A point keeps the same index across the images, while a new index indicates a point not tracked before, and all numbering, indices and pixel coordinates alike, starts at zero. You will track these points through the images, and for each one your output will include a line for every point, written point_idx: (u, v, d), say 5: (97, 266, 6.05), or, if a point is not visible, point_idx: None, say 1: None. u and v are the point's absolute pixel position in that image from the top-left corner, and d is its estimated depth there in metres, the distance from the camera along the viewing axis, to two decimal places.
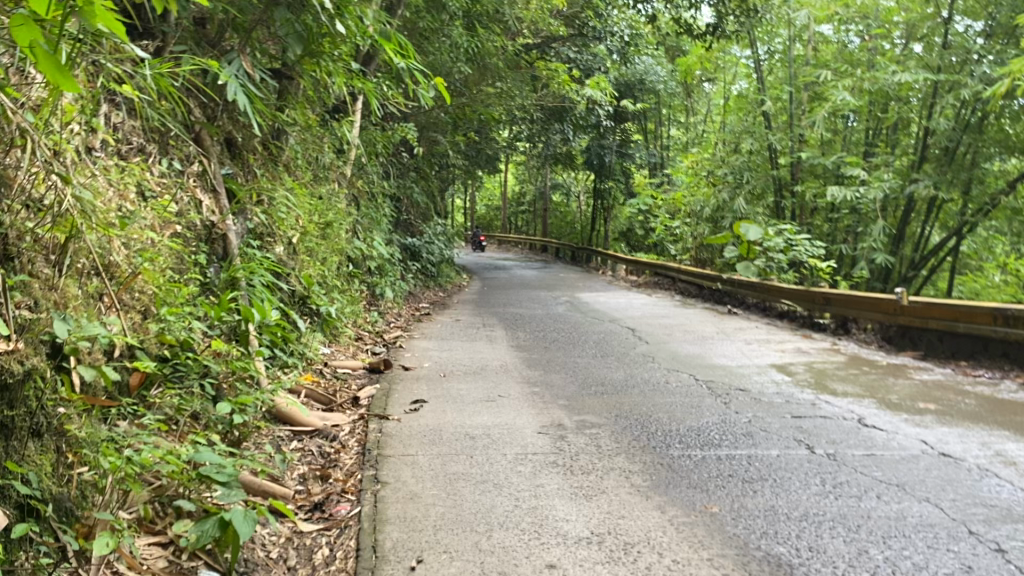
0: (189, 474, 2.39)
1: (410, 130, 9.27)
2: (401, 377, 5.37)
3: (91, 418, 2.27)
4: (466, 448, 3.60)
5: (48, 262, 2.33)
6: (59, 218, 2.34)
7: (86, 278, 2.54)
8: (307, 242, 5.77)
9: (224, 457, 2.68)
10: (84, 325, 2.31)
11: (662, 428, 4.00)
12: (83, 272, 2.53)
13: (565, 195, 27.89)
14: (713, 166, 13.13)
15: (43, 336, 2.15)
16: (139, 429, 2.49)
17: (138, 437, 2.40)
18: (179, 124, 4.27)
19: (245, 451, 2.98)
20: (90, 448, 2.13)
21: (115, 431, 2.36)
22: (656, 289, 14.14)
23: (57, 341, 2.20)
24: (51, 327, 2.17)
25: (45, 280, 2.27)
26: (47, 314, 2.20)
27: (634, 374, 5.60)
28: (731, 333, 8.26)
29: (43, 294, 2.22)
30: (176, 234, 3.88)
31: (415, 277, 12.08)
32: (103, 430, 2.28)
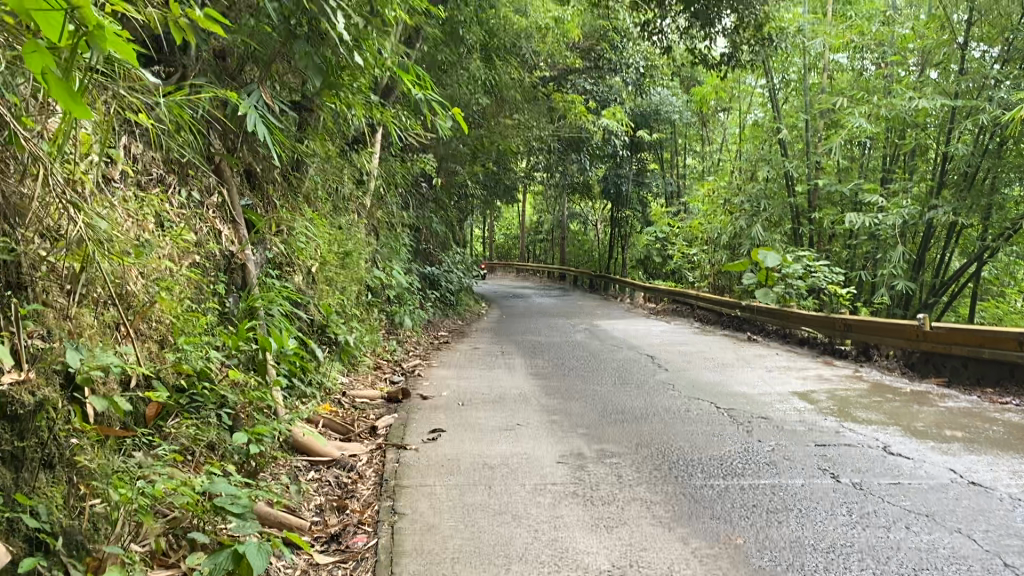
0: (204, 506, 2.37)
1: (429, 160, 9.33)
2: (419, 406, 5.33)
3: (104, 449, 2.25)
4: (484, 478, 3.55)
5: (63, 292, 2.32)
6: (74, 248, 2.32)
7: (103, 307, 2.55)
8: (327, 272, 5.78)
9: (241, 489, 2.65)
10: (96, 354, 2.30)
11: (683, 457, 3.93)
12: (99, 302, 2.53)
13: (582, 224, 27.93)
14: (729, 194, 13.24)
15: (55, 366, 2.14)
16: (154, 460, 2.47)
17: (152, 468, 2.38)
18: (200, 155, 4.30)
19: (260, 480, 3.00)
20: (103, 479, 2.11)
21: (129, 461, 2.35)
22: (675, 317, 14.07)
23: (69, 370, 2.19)
24: (63, 356, 2.15)
25: (59, 309, 2.27)
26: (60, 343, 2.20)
27: (655, 403, 5.53)
28: (752, 361, 8.17)
29: (55, 322, 2.22)
30: (194, 263, 3.89)
31: (434, 306, 12.09)
32: (117, 461, 2.26)
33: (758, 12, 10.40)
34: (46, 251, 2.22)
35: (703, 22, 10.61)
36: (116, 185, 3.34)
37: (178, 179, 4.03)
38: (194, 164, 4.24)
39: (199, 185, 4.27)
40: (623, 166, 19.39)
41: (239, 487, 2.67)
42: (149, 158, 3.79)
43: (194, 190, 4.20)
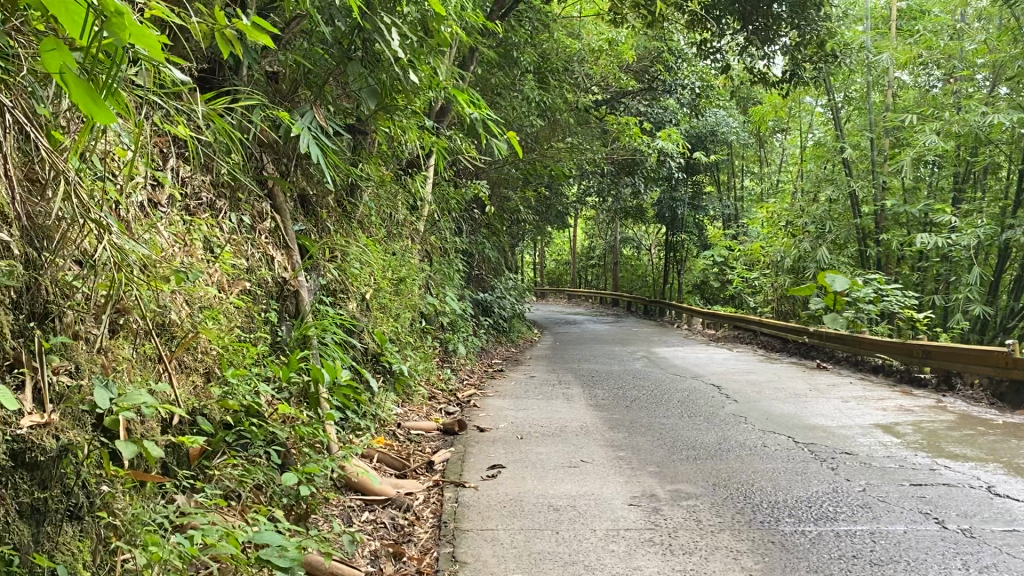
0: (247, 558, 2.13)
1: (483, 185, 9.14)
2: (476, 439, 5.07)
3: (139, 497, 2.04)
4: (551, 522, 3.27)
5: (96, 322, 2.13)
6: (108, 276, 2.13)
7: (142, 339, 2.37)
8: (381, 298, 5.57)
9: (292, 539, 2.42)
10: (128, 391, 2.09)
11: (767, 499, 3.60)
12: (138, 333, 2.36)
13: (636, 249, 27.54)
14: (792, 216, 12.80)
15: (84, 405, 1.94)
16: (194, 508, 2.26)
17: (191, 517, 2.16)
18: (251, 179, 4.15)
19: (311, 528, 2.73)
20: (136, 533, 1.90)
21: (167, 509, 2.14)
22: (736, 343, 13.59)
23: (99, 412, 1.98)
24: (90, 395, 1.96)
25: (92, 341, 2.09)
26: (89, 380, 2.00)
27: (728, 437, 5.18)
28: (824, 390, 7.72)
29: (87, 358, 2.03)
30: (246, 291, 3.72)
31: (487, 333, 11.86)
32: (153, 511, 2.05)
33: (820, 28, 10.07)
34: (79, 278, 2.05)
35: (762, 40, 10.31)
36: (162, 210, 3.20)
37: (229, 204, 3.88)
38: (246, 189, 4.09)
39: (251, 210, 4.12)
40: (677, 189, 18.99)
41: (290, 538, 2.44)
42: (197, 181, 3.65)
43: (245, 214, 4.04)
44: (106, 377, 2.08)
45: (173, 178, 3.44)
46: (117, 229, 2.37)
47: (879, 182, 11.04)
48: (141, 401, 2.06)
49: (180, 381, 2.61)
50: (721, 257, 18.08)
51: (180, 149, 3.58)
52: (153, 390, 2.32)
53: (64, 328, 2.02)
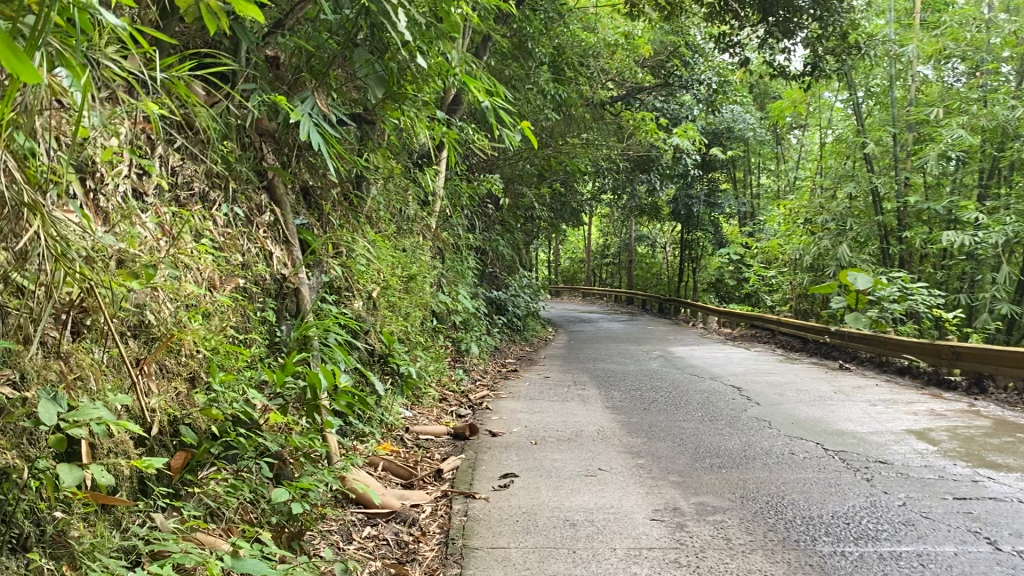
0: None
1: (496, 181, 8.86)
2: (487, 445, 4.82)
3: (101, 524, 1.81)
4: (567, 539, 3.02)
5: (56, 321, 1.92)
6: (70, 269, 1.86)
7: (113, 341, 2.12)
8: (390, 296, 5.31)
9: (278, 567, 2.17)
10: (81, 406, 1.83)
11: (801, 515, 3.33)
12: (107, 335, 2.11)
13: (651, 247, 27.21)
14: (810, 213, 12.40)
15: (27, 421, 1.69)
16: (168, 533, 2.02)
17: (162, 544, 1.92)
18: (249, 169, 3.91)
19: (302, 551, 2.49)
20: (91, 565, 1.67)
21: (135, 535, 1.90)
22: (754, 342, 13.25)
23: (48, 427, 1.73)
24: (35, 409, 1.69)
25: (44, 345, 1.87)
26: (35, 392, 1.75)
27: (753, 443, 4.90)
28: (850, 393, 7.42)
29: (37, 365, 1.79)
30: (241, 288, 3.49)
31: (501, 332, 11.60)
32: (116, 538, 1.82)
33: (843, 19, 9.73)
34: (27, 275, 1.81)
35: (783, 32, 9.92)
36: (148, 201, 2.98)
37: (224, 195, 3.65)
38: (243, 181, 3.86)
39: (247, 202, 3.88)
40: (693, 187, 18.62)
41: (275, 565, 2.20)
42: (188, 170, 3.41)
43: (241, 207, 3.80)
44: (57, 387, 1.83)
45: (162, 166, 3.21)
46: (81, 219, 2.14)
47: (903, 178, 10.71)
48: (97, 416, 1.79)
49: (158, 388, 2.38)
50: (738, 255, 17.72)
51: (171, 136, 3.36)
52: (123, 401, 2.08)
53: (7, 332, 1.82)
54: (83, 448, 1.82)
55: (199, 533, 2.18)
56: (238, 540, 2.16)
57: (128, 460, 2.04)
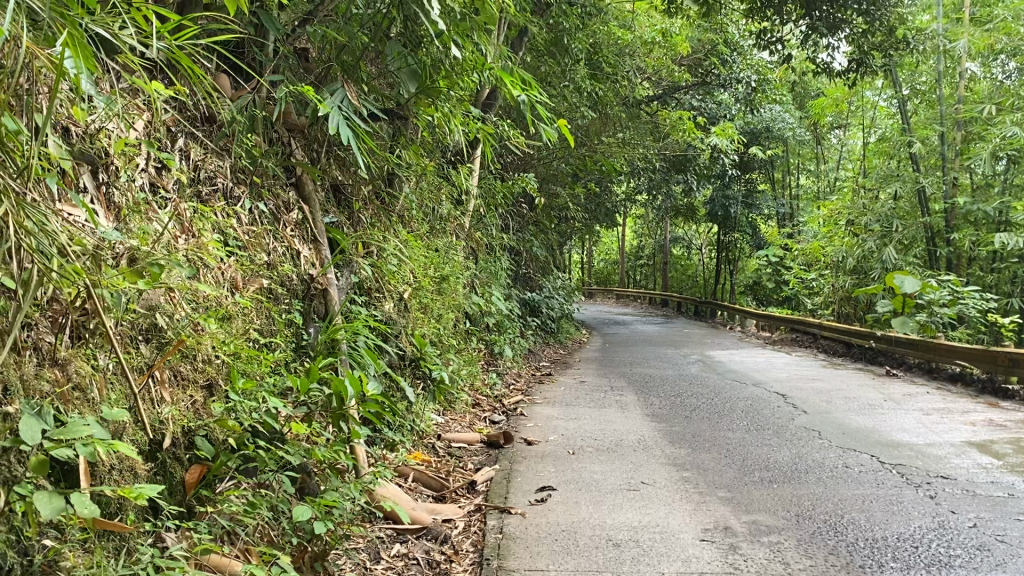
0: None
1: (531, 180, 8.65)
2: (522, 454, 4.61)
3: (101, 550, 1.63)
4: (611, 562, 2.80)
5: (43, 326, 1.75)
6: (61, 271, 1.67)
7: (115, 348, 1.95)
8: (422, 298, 5.12)
9: None
10: (73, 421, 1.64)
11: (863, 537, 3.07)
12: (108, 344, 1.93)
13: (686, 249, 26.84)
14: (853, 214, 12.02)
15: (7, 437, 1.50)
16: (177, 558, 1.84)
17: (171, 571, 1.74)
18: (277, 165, 3.74)
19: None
20: None
21: (140, 560, 1.72)
22: (795, 347, 12.88)
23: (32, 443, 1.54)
24: (17, 427, 1.51)
25: (33, 352, 1.70)
26: (19, 407, 1.57)
27: (804, 455, 4.63)
28: (900, 401, 7.09)
29: (25, 375, 1.62)
30: (266, 289, 3.31)
31: (535, 335, 11.38)
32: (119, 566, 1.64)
33: (889, 13, 9.35)
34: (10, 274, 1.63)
35: (828, 26, 9.51)
36: (167, 197, 2.82)
37: (249, 192, 3.49)
38: (269, 178, 3.69)
39: (275, 200, 3.71)
40: (731, 187, 18.22)
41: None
42: (212, 166, 3.26)
43: (268, 205, 3.64)
44: (33, 399, 1.62)
45: (183, 162, 3.06)
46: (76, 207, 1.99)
47: (950, 178, 10.31)
48: (87, 435, 1.60)
49: (172, 397, 2.23)
50: (777, 257, 17.31)
51: (193, 131, 3.21)
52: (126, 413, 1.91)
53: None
54: (82, 469, 1.65)
55: (217, 555, 2.03)
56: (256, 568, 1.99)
57: (135, 479, 1.87)
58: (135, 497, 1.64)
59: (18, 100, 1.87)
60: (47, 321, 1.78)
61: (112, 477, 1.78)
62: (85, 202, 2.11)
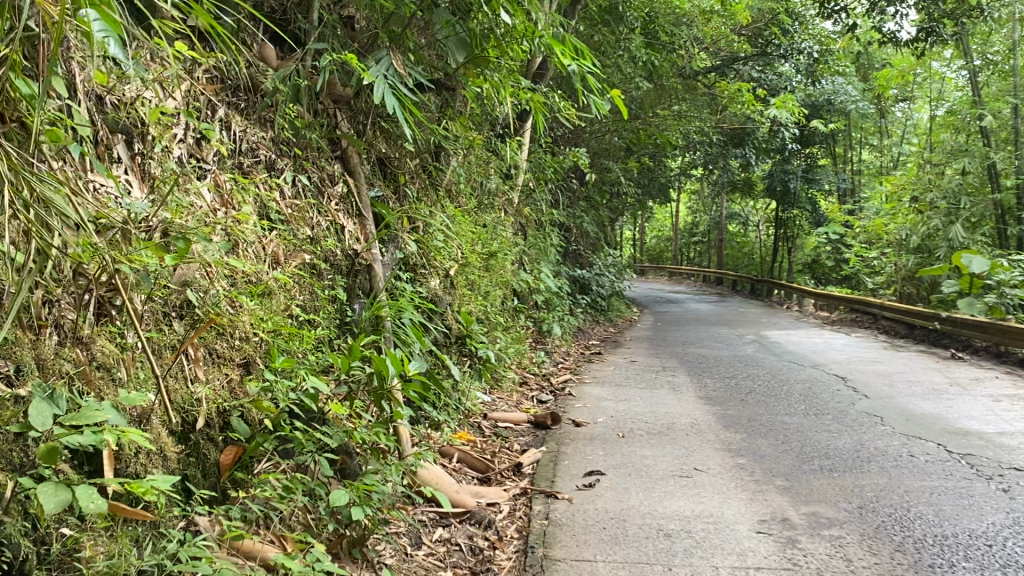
0: None
1: (583, 154, 8.46)
2: (570, 435, 4.50)
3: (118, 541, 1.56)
4: (662, 554, 2.67)
5: (61, 300, 1.72)
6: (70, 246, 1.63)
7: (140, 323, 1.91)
8: (470, 274, 5.02)
9: None
10: (90, 404, 1.59)
11: (931, 533, 2.89)
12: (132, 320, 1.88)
13: (743, 226, 26.30)
14: (917, 190, 11.57)
15: (15, 421, 1.46)
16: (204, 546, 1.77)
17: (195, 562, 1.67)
18: (322, 136, 3.64)
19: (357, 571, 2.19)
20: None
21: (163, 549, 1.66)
22: (853, 327, 12.48)
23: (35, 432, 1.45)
24: (26, 411, 1.45)
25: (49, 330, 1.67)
26: (28, 389, 1.52)
27: (865, 443, 4.42)
28: (968, 386, 6.78)
29: (36, 355, 1.59)
30: (309, 264, 3.23)
31: (584, 312, 11.23)
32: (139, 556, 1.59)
33: None
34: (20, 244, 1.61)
35: None
36: (207, 169, 2.77)
37: (292, 165, 3.40)
38: (313, 150, 3.59)
39: (319, 172, 3.62)
40: (790, 161, 17.69)
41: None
42: (253, 137, 3.18)
43: (312, 177, 3.54)
44: (46, 379, 1.60)
45: (223, 133, 2.98)
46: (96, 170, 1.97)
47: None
48: (99, 421, 1.52)
49: (206, 377, 2.17)
50: (837, 235, 16.79)
51: (234, 101, 3.14)
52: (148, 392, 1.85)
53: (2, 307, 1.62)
54: (105, 457, 1.59)
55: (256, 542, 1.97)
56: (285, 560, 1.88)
57: (163, 461, 1.82)
58: (147, 488, 1.56)
59: (34, 52, 1.79)
60: (69, 298, 1.75)
61: (138, 460, 1.74)
62: (109, 171, 2.07)
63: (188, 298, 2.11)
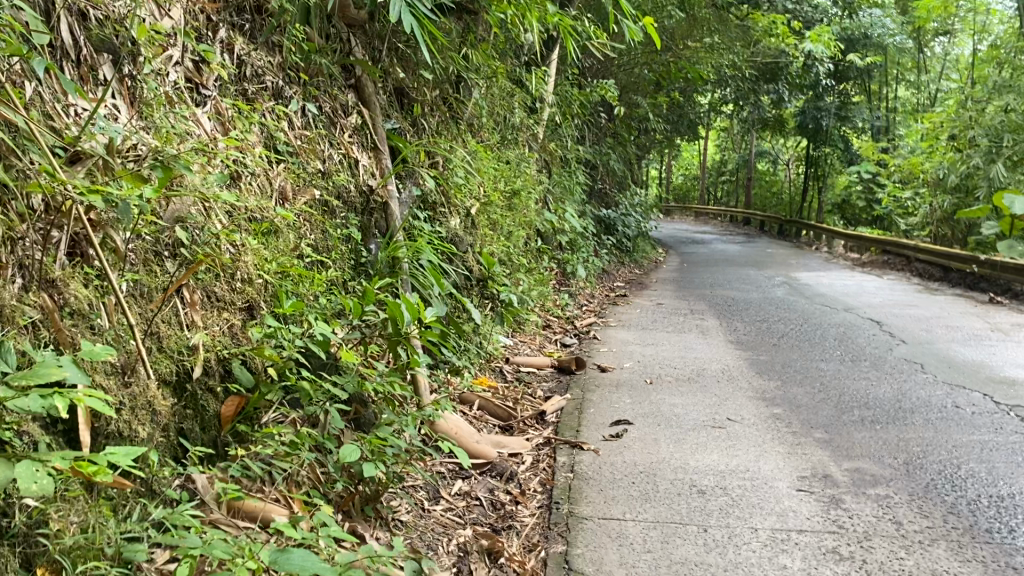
0: (252, 558, 1.49)
1: (611, 88, 8.11)
2: (596, 381, 4.33)
3: (92, 513, 1.42)
4: (695, 513, 2.50)
5: (21, 237, 1.53)
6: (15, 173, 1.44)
7: (118, 264, 1.74)
8: (492, 213, 4.80)
9: (327, 551, 1.74)
10: (51, 359, 1.39)
11: (986, 494, 2.68)
12: (108, 258, 1.72)
13: (772, 165, 25.72)
14: (957, 126, 10.92)
15: None
16: (191, 513, 1.62)
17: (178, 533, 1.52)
18: (333, 63, 3.39)
19: (367, 535, 2.04)
20: (75, 557, 1.35)
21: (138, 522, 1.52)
22: (885, 269, 12.11)
23: None
24: None
25: (10, 271, 1.49)
26: None
27: (907, 393, 4.20)
28: (1009, 332, 6.49)
29: None
30: (321, 200, 3.02)
31: (610, 253, 11.00)
32: (114, 527, 1.45)
33: None
34: None
35: None
36: (207, 95, 2.57)
37: (301, 93, 3.17)
38: (325, 78, 3.36)
39: (331, 101, 3.38)
40: (823, 98, 17.08)
41: (333, 555, 1.73)
42: (259, 61, 2.94)
43: (323, 106, 3.30)
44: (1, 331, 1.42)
45: (225, 56, 2.75)
46: (77, 94, 1.79)
47: None
48: (54, 382, 1.32)
49: (203, 322, 2.01)
50: (870, 174, 16.27)
51: (238, 23, 2.90)
52: (123, 342, 1.69)
53: None
54: (80, 418, 1.44)
55: (267, 505, 1.88)
56: (281, 526, 1.68)
57: (142, 419, 1.67)
58: (100, 468, 1.33)
59: None
60: (34, 235, 1.55)
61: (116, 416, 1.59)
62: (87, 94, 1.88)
63: (179, 234, 1.92)
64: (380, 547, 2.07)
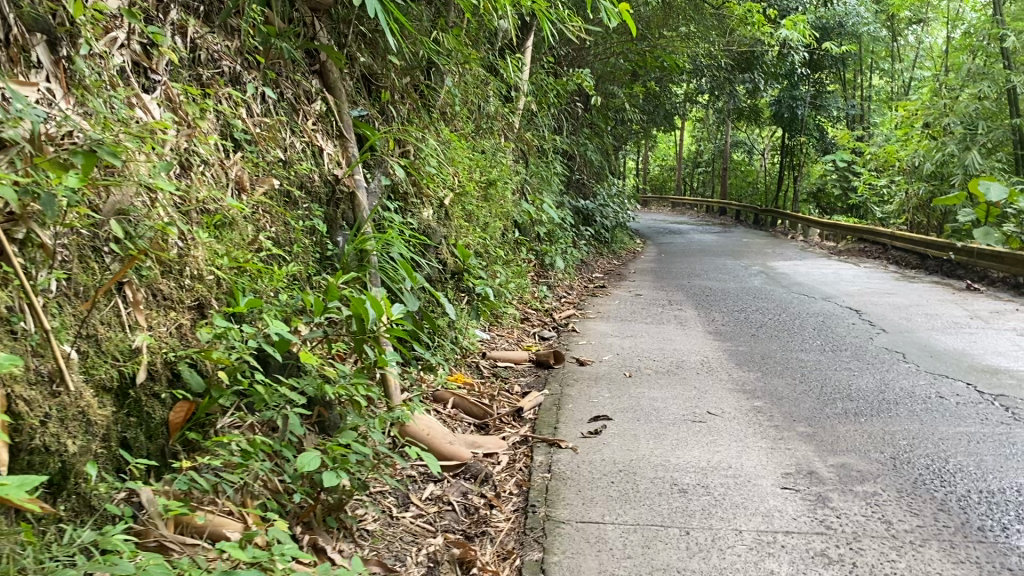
0: None
1: (587, 76, 7.98)
2: (574, 376, 4.21)
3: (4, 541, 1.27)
4: (677, 515, 2.39)
5: None
6: None
7: (39, 263, 1.58)
8: (467, 205, 4.66)
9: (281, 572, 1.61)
10: None
11: (976, 489, 2.60)
12: (29, 256, 1.55)
13: (748, 154, 25.76)
14: (931, 114, 10.93)
15: None
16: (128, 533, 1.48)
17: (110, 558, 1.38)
18: (297, 47, 3.23)
19: (327, 552, 1.92)
20: None
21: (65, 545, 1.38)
22: (862, 257, 12.10)
23: None
24: None
25: None
26: None
27: (890, 384, 4.12)
28: (989, 320, 6.45)
29: None
30: (283, 191, 2.87)
31: (588, 244, 10.89)
32: (33, 554, 1.31)
33: None
34: None
35: None
36: (158, 80, 2.40)
37: (261, 78, 3.01)
38: (287, 63, 3.20)
39: (293, 87, 3.22)
40: (799, 87, 17.05)
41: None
42: (216, 45, 2.77)
43: (284, 93, 3.15)
44: None
45: (177, 39, 2.59)
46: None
47: None
48: None
49: (148, 323, 1.86)
50: (845, 162, 16.27)
51: (194, 5, 2.74)
52: (48, 349, 1.53)
53: None
54: None
55: (217, 516, 1.75)
56: (230, 547, 1.55)
57: (69, 431, 1.52)
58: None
59: None
60: None
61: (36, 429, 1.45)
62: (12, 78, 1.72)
63: (113, 229, 1.74)
64: (343, 560, 1.95)
